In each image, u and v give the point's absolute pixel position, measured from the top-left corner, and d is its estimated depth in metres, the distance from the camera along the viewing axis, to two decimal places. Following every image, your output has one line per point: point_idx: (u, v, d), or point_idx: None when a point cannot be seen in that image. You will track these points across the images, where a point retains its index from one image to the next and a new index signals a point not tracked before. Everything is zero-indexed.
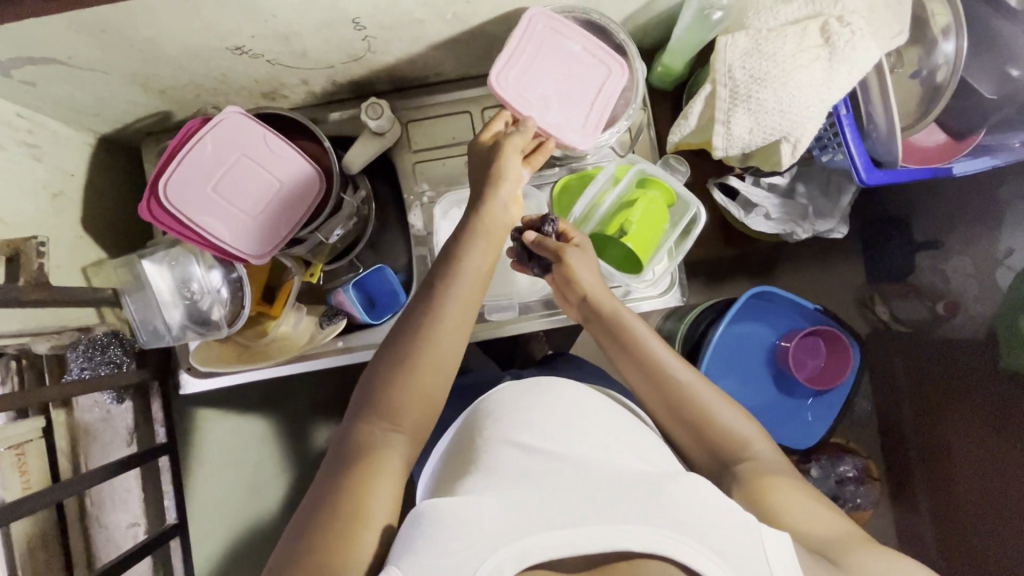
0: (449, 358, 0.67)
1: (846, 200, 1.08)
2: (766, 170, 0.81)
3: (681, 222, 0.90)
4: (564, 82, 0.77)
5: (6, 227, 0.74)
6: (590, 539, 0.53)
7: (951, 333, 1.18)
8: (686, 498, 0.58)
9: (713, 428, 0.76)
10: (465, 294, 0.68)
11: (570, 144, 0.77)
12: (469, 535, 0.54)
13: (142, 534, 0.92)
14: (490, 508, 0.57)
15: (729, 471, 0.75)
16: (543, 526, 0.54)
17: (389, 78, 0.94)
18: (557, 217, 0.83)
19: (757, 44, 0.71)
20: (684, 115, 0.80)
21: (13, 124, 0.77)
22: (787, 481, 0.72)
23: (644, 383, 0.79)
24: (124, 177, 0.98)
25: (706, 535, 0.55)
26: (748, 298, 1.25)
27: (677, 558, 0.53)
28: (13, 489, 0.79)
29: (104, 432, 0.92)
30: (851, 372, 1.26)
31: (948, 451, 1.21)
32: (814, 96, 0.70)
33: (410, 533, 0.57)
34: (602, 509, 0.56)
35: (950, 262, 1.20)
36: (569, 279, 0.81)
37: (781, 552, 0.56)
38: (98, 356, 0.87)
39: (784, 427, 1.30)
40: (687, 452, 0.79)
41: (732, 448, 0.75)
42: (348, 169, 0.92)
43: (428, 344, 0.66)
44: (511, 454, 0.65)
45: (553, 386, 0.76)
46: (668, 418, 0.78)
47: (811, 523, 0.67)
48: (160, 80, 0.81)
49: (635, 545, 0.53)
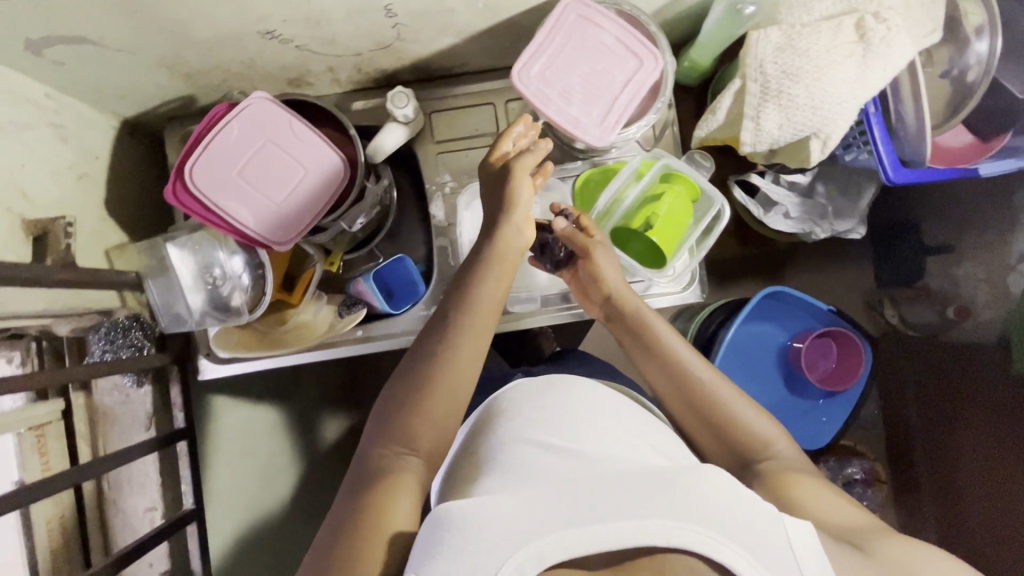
0: (465, 379, 0.71)
1: (864, 201, 1.08)
2: (794, 166, 0.81)
3: (704, 218, 0.90)
4: (589, 77, 0.76)
5: (32, 206, 0.74)
6: (612, 536, 0.50)
7: (962, 337, 1.17)
8: (706, 489, 0.54)
9: (735, 427, 0.76)
10: (486, 309, 0.73)
11: (587, 140, 0.76)
12: (483, 535, 0.51)
13: (159, 519, 0.90)
14: (502, 505, 0.54)
15: (751, 471, 0.74)
16: (563, 524, 0.51)
17: (414, 68, 0.93)
18: (574, 209, 0.86)
19: (790, 39, 0.71)
20: (711, 110, 0.80)
21: (41, 104, 0.77)
22: (810, 478, 0.72)
23: (667, 382, 0.79)
24: (146, 161, 0.98)
25: (730, 529, 0.51)
26: (762, 298, 1.25)
27: (705, 552, 0.49)
28: (32, 472, 0.81)
29: (123, 416, 0.91)
30: (863, 373, 1.26)
31: (958, 455, 1.21)
32: (847, 93, 0.70)
33: (426, 536, 0.55)
34: (621, 502, 0.52)
35: (961, 267, 1.20)
36: (595, 275, 0.83)
37: (807, 539, 0.54)
38: (119, 338, 0.86)
39: (794, 428, 1.31)
40: (708, 453, 0.78)
41: (753, 447, 0.75)
42: (372, 157, 0.92)
43: (450, 360, 0.70)
44: (533, 451, 0.64)
45: (570, 386, 0.75)
46: (689, 418, 0.78)
47: (837, 516, 0.67)
48: (188, 65, 0.81)
49: (658, 539, 0.50)
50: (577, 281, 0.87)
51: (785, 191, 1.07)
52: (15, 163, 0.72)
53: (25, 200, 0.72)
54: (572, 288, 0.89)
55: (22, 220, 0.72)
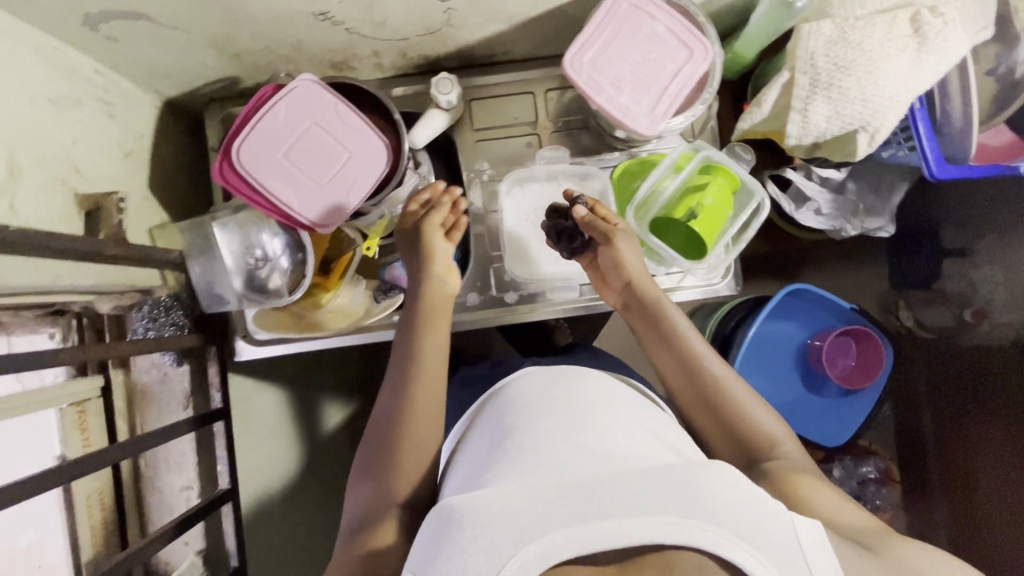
0: (433, 405, 0.74)
1: (896, 198, 1.10)
2: (836, 161, 0.81)
3: (743, 212, 0.91)
4: (639, 65, 0.77)
5: (86, 181, 0.74)
6: (619, 533, 0.47)
7: (977, 340, 1.18)
8: (718, 487, 0.51)
9: (744, 424, 0.75)
10: (430, 353, 0.78)
11: (634, 128, 0.77)
12: (492, 532, 0.49)
13: (194, 498, 0.91)
14: (510, 498, 0.51)
15: (757, 470, 0.73)
16: (569, 521, 0.48)
17: (457, 55, 0.94)
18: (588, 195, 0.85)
19: (843, 32, 0.72)
20: (757, 102, 0.81)
21: (91, 80, 0.77)
22: (815, 480, 0.71)
23: (678, 373, 0.79)
24: (186, 142, 0.98)
25: (740, 525, 0.49)
26: (784, 296, 1.26)
27: (714, 552, 0.47)
28: (74, 446, 0.82)
29: (161, 394, 0.91)
30: (883, 372, 1.27)
31: (973, 457, 1.22)
32: (899, 87, 0.71)
33: (426, 536, 0.53)
34: (633, 499, 0.50)
35: (977, 269, 1.18)
36: (615, 262, 0.83)
37: (811, 535, 0.52)
38: (161, 317, 0.87)
39: (812, 426, 1.31)
40: (714, 449, 0.77)
41: (760, 445, 0.74)
42: (415, 143, 0.93)
43: (410, 396, 0.74)
44: (551, 440, 0.62)
45: (585, 379, 0.76)
46: (698, 412, 0.78)
47: (842, 518, 0.66)
48: (238, 45, 0.81)
49: (665, 535, 0.47)
50: (597, 267, 0.87)
51: (816, 186, 1.08)
52: (69, 137, 0.72)
53: (78, 174, 0.73)
54: (592, 275, 0.89)
55: (75, 194, 0.72)
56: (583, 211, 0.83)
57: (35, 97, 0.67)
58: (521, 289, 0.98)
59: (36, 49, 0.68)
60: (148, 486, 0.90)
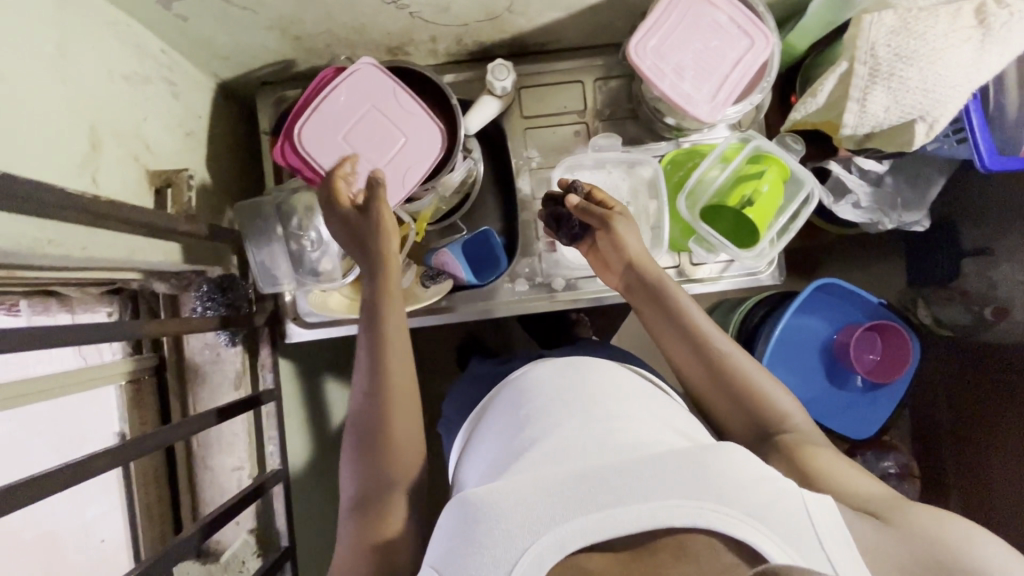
0: (405, 393, 0.72)
1: (933, 193, 1.11)
2: (889, 151, 0.82)
3: (793, 203, 0.92)
4: (701, 53, 0.78)
5: (155, 159, 0.74)
6: (628, 520, 0.50)
7: (996, 338, 1.18)
8: (727, 471, 0.53)
9: (755, 398, 0.73)
10: (396, 344, 0.74)
11: (696, 115, 0.78)
12: (507, 525, 0.50)
13: (245, 479, 0.91)
14: (524, 492, 0.52)
15: (770, 442, 0.72)
16: (584, 511, 0.50)
17: (510, 42, 0.95)
18: (584, 181, 0.84)
19: (905, 24, 0.73)
20: (812, 92, 0.82)
21: (158, 59, 0.77)
22: (829, 451, 0.69)
23: (685, 354, 0.77)
24: (238, 124, 0.99)
25: (745, 503, 0.51)
26: (812, 290, 1.25)
27: (716, 528, 0.49)
28: (132, 423, 0.84)
29: (213, 376, 0.91)
30: (909, 365, 1.26)
31: (991, 452, 1.23)
32: (961, 78, 0.73)
33: (440, 530, 0.54)
34: (638, 486, 0.52)
35: (998, 269, 1.16)
36: (617, 243, 0.80)
37: (824, 508, 0.52)
38: (219, 297, 0.86)
39: (835, 419, 1.31)
40: (727, 424, 0.76)
41: (771, 417, 0.73)
42: (468, 129, 0.93)
43: (387, 386, 0.72)
44: (567, 426, 0.64)
45: (584, 365, 0.75)
46: (707, 389, 0.76)
47: (853, 484, 0.65)
48: (301, 28, 0.82)
49: (674, 518, 0.50)
50: (597, 253, 0.85)
51: (857, 179, 1.08)
52: (140, 115, 0.72)
53: (148, 152, 0.73)
54: (592, 262, 0.87)
55: (147, 170, 0.73)
56: (576, 199, 0.82)
57: (111, 73, 0.68)
58: (569, 274, 0.99)
59: (113, 25, 0.69)
60: (200, 466, 0.90)
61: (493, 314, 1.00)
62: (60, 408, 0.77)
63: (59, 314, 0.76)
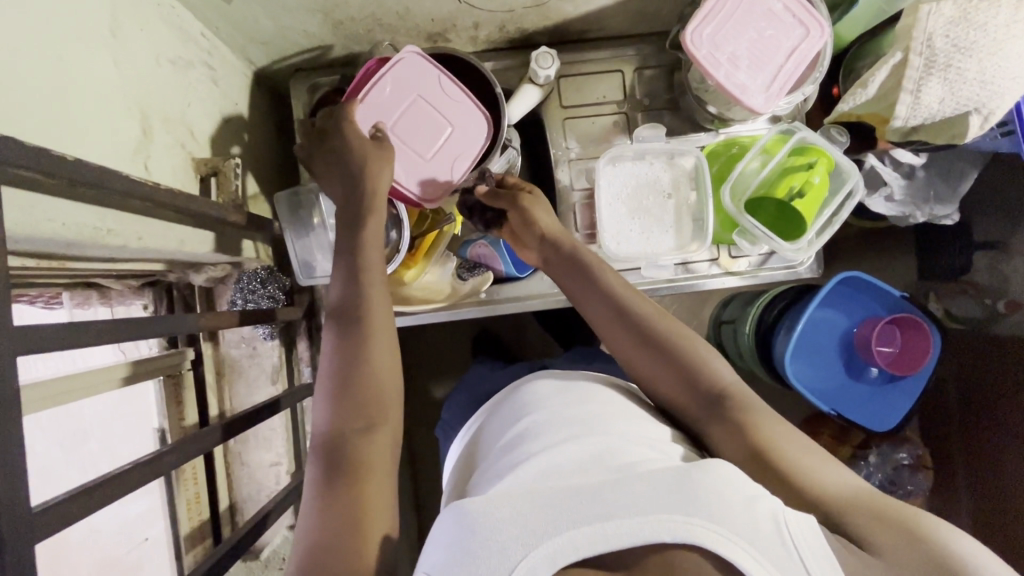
0: (386, 342, 0.67)
1: (965, 186, 1.10)
2: (939, 143, 0.82)
3: (841, 193, 0.91)
4: (756, 42, 0.77)
5: (198, 145, 0.72)
6: (618, 535, 0.47)
7: (1008, 331, 1.18)
8: (720, 487, 0.50)
9: (692, 362, 0.68)
10: (376, 289, 0.69)
11: (751, 106, 0.77)
12: (495, 537, 0.47)
13: (283, 475, 0.90)
14: (513, 502, 0.50)
15: (714, 411, 0.65)
16: (573, 523, 0.48)
17: (552, 30, 0.93)
18: (490, 167, 0.86)
19: (965, 13, 0.72)
20: (862, 84, 0.82)
21: (199, 43, 0.74)
22: (771, 416, 0.64)
23: (604, 316, 0.73)
24: (271, 112, 0.96)
25: (737, 522, 0.48)
26: (834, 284, 1.24)
27: (708, 548, 0.47)
28: (171, 419, 0.82)
29: (249, 370, 0.89)
30: (930, 359, 1.24)
31: (1002, 445, 1.23)
32: (1019, 69, 0.73)
33: (431, 542, 0.52)
34: (626, 496, 0.49)
35: (1010, 262, 1.16)
36: (530, 219, 0.80)
37: (804, 524, 0.50)
38: (259, 288, 0.85)
39: (857, 412, 1.30)
40: (665, 398, 0.69)
41: (711, 384, 0.67)
42: (510, 118, 0.91)
43: (364, 339, 0.66)
44: (566, 448, 0.60)
45: (588, 389, 0.72)
46: (632, 354, 0.70)
47: (827, 485, 0.58)
48: (345, 12, 0.79)
49: (662, 534, 0.47)
50: (512, 232, 0.84)
51: (891, 171, 1.07)
52: (184, 101, 0.70)
53: (193, 139, 0.71)
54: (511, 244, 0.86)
55: (192, 158, 0.70)
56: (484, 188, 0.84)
57: (158, 57, 0.65)
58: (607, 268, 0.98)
59: (159, 7, 0.66)
60: (237, 462, 0.89)
61: (530, 308, 0.99)
62: (64, 416, 0.73)
63: (98, 308, 0.74)
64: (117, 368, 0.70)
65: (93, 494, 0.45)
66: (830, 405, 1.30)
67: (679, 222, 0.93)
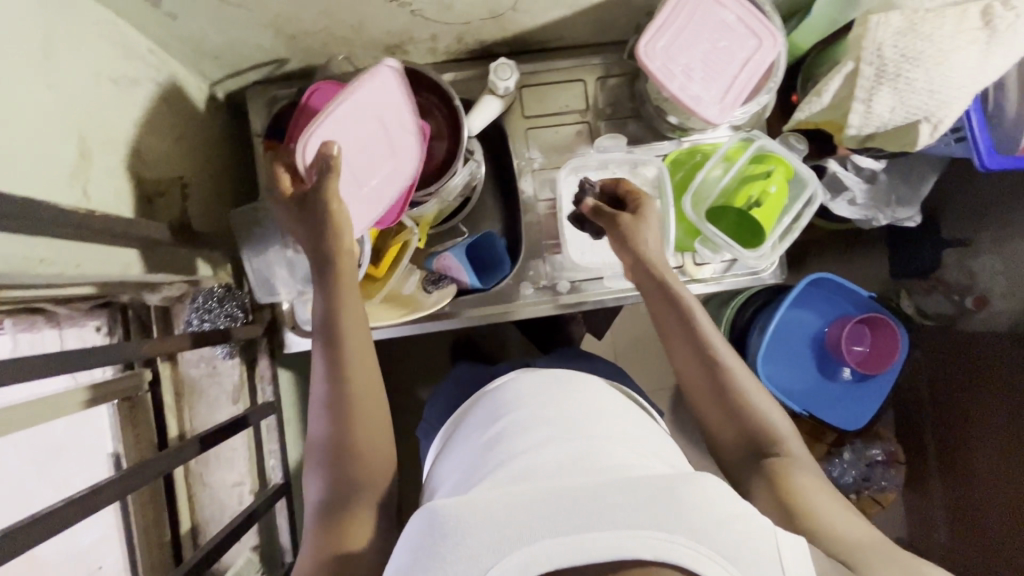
0: (366, 367, 0.69)
1: (925, 189, 1.12)
2: (892, 151, 0.83)
3: (795, 203, 0.92)
4: (709, 53, 0.77)
5: (145, 165, 0.71)
6: (596, 547, 0.44)
7: (979, 326, 1.18)
8: (704, 502, 0.48)
9: (751, 416, 0.71)
10: (348, 317, 0.69)
11: (706, 119, 0.78)
12: (471, 541, 0.45)
13: (246, 495, 0.89)
14: (497, 505, 0.48)
15: (756, 460, 0.69)
16: (551, 531, 0.45)
17: (513, 39, 0.93)
18: (599, 181, 0.84)
19: (913, 24, 0.73)
20: (817, 93, 0.82)
21: (146, 60, 0.73)
22: (818, 483, 0.66)
23: (687, 355, 0.74)
24: (228, 126, 0.94)
25: (721, 540, 0.46)
26: (805, 285, 1.25)
27: (685, 567, 0.45)
28: (127, 442, 0.81)
29: (209, 389, 0.88)
30: (899, 358, 1.25)
31: (971, 443, 1.23)
32: (967, 79, 0.73)
33: (399, 548, 0.49)
34: (612, 506, 0.47)
35: (977, 259, 1.17)
36: (631, 241, 0.77)
37: (801, 562, 0.47)
38: (216, 307, 0.84)
39: (828, 411, 1.31)
40: (714, 433, 0.73)
41: (764, 438, 0.70)
42: (470, 130, 0.90)
43: (342, 365, 0.67)
44: (537, 453, 0.59)
45: (573, 381, 0.73)
46: (703, 394, 0.73)
47: (838, 527, 0.60)
48: (298, 26, 0.78)
49: (644, 551, 0.44)
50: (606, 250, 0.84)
51: (853, 176, 1.08)
52: (129, 119, 0.68)
53: (139, 159, 0.69)
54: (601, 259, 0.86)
55: (138, 178, 0.69)
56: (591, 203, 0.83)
57: (97, 76, 0.63)
58: (574, 277, 0.98)
59: (99, 25, 0.64)
60: (199, 483, 0.88)
61: (495, 319, 0.98)
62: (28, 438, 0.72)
63: (46, 331, 0.72)
64: (78, 390, 0.69)
65: (19, 536, 0.46)
66: (802, 405, 1.30)
67: None
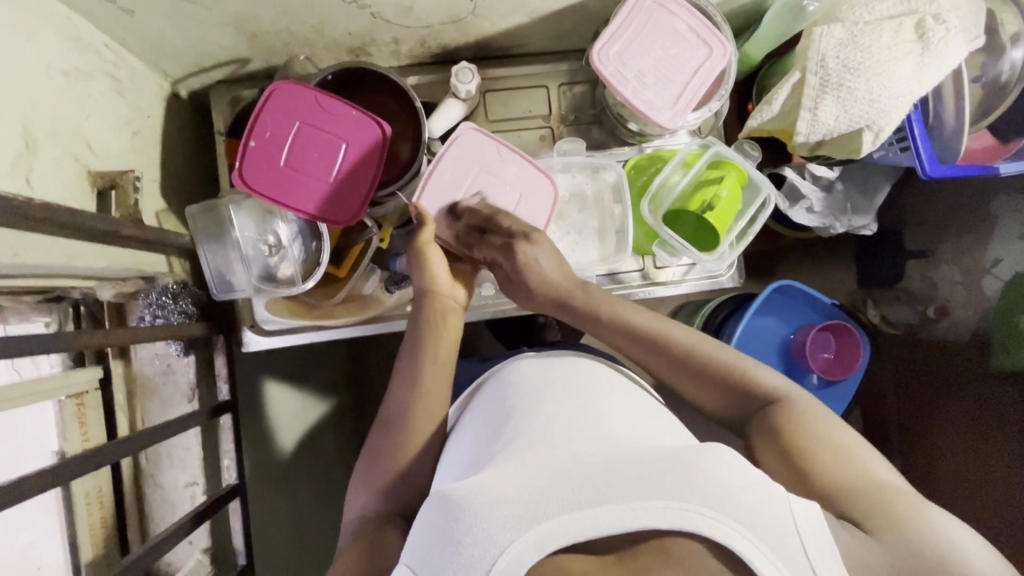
0: (448, 353, 0.74)
1: (880, 199, 1.15)
2: (839, 158, 0.86)
3: (751, 207, 0.94)
4: (661, 60, 0.80)
5: (96, 158, 0.71)
6: (612, 519, 0.47)
7: (939, 336, 1.20)
8: (713, 470, 0.51)
9: (734, 380, 0.71)
10: (452, 318, 0.77)
11: (660, 123, 0.80)
12: (493, 516, 0.48)
13: (200, 495, 0.89)
14: (505, 489, 0.50)
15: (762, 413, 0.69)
16: (567, 508, 0.48)
17: (476, 43, 0.95)
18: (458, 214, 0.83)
19: (853, 36, 0.77)
20: (767, 101, 0.85)
21: (101, 54, 0.73)
22: (838, 428, 0.65)
23: (636, 348, 0.75)
24: (190, 123, 0.95)
25: (728, 504, 0.48)
26: (769, 292, 1.26)
27: (700, 532, 0.47)
28: (73, 440, 0.79)
29: (163, 387, 0.88)
30: (863, 363, 1.26)
31: (934, 456, 1.22)
32: (904, 88, 0.76)
33: (416, 530, 0.53)
34: (631, 482, 0.49)
35: (939, 270, 1.20)
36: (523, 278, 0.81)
37: (815, 526, 0.50)
38: (169, 304, 0.83)
39: None
40: (711, 409, 0.74)
41: (754, 394, 0.70)
42: (431, 131, 0.92)
43: (421, 358, 0.73)
44: (528, 433, 0.60)
45: (574, 364, 0.74)
46: (673, 373, 0.74)
47: (838, 475, 0.61)
48: (257, 25, 0.79)
49: (658, 520, 0.47)
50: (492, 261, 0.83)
51: (810, 185, 1.11)
52: (80, 112, 0.68)
53: (90, 151, 0.70)
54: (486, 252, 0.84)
55: (88, 171, 0.69)
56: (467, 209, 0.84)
57: (48, 68, 0.64)
58: None
59: (51, 17, 0.64)
60: (150, 483, 0.88)
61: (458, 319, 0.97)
62: None
63: None
64: None
65: None
66: None
67: (603, 236, 0.95)
